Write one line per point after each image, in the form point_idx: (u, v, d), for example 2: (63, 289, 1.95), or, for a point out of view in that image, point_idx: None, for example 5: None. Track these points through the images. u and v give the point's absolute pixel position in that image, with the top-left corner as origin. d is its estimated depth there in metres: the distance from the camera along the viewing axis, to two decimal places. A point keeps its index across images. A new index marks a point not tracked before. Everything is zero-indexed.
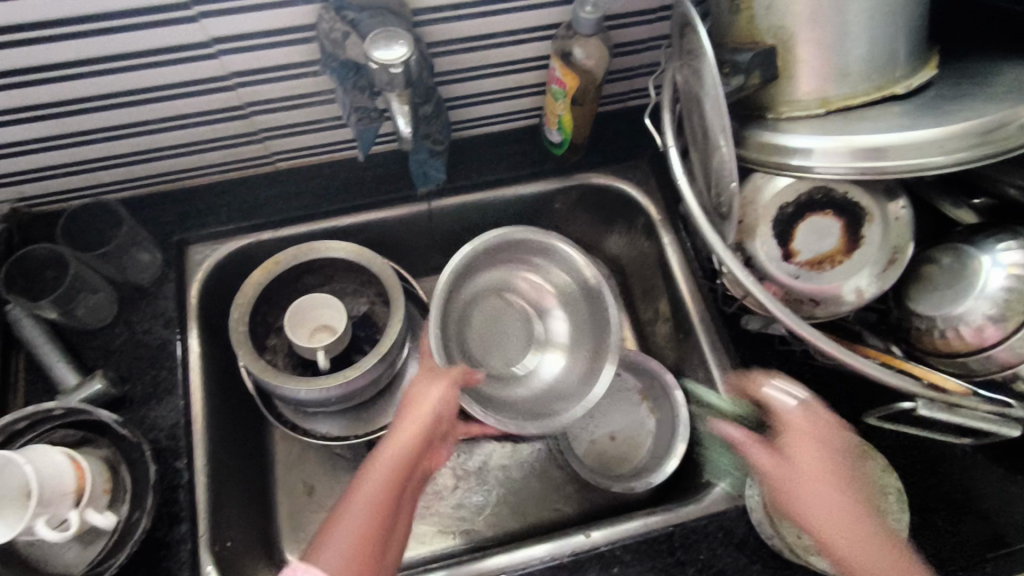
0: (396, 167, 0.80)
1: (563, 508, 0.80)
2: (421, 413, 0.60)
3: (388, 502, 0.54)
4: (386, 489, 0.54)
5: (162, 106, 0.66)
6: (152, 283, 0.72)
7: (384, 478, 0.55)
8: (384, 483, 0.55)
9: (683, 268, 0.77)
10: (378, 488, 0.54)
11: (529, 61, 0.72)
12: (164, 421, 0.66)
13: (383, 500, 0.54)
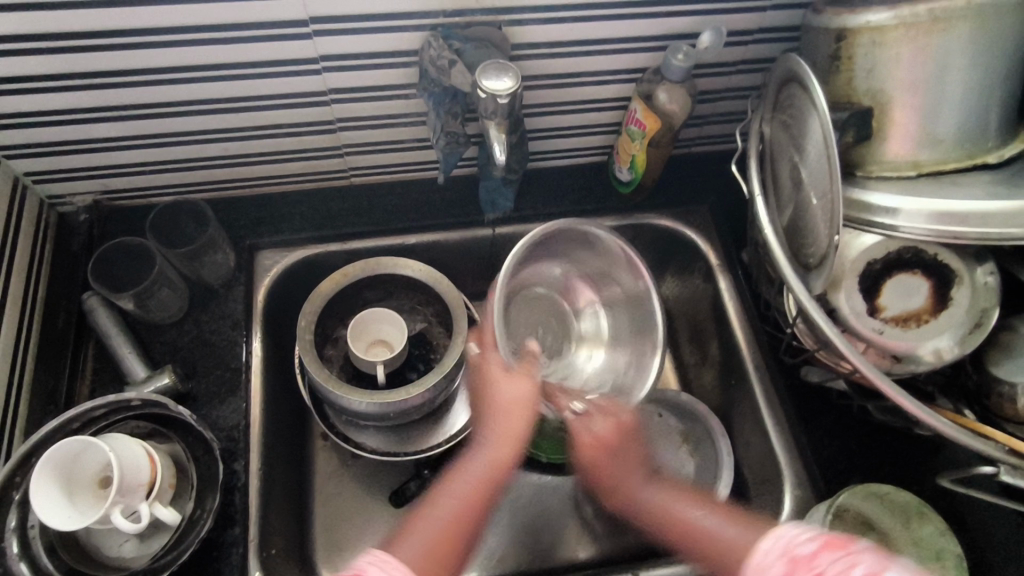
0: (466, 192, 0.82)
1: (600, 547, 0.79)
2: (512, 420, 0.59)
3: (472, 511, 0.55)
4: (475, 501, 0.56)
5: (256, 116, 0.68)
6: (222, 284, 0.74)
7: (472, 487, 0.56)
8: (472, 495, 0.56)
9: (739, 313, 0.77)
10: (464, 499, 0.55)
11: (609, 101, 0.74)
12: (226, 422, 0.67)
13: (468, 508, 0.55)
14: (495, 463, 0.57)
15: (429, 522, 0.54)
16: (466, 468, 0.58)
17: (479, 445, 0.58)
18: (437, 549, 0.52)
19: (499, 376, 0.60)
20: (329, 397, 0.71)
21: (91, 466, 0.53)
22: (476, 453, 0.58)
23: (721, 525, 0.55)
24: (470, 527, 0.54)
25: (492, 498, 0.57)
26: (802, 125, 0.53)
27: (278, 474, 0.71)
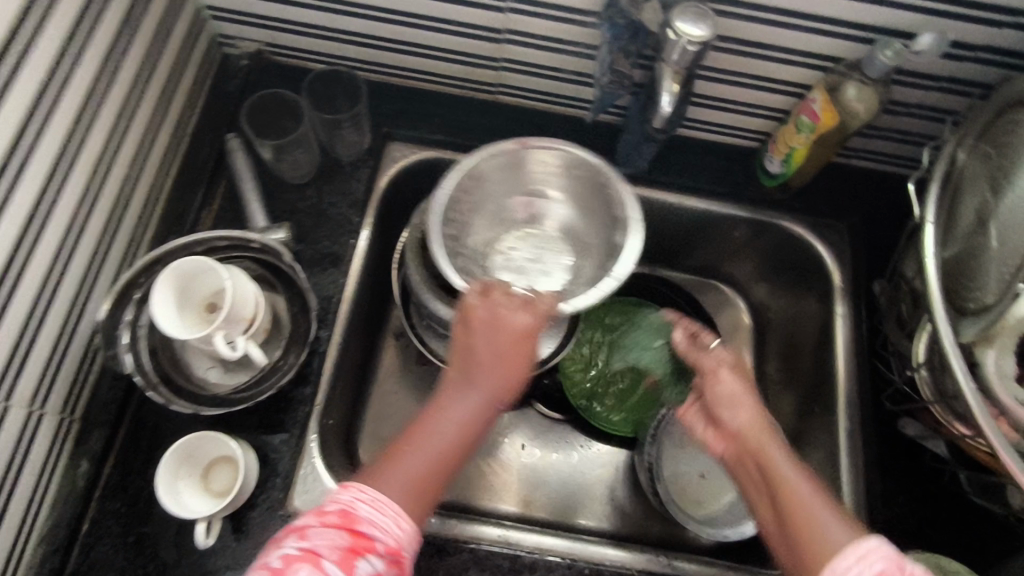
0: (603, 139, 0.79)
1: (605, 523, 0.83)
2: (494, 375, 0.56)
3: (454, 456, 0.53)
4: (455, 449, 0.53)
5: (433, 6, 0.67)
6: (351, 163, 0.75)
7: (458, 438, 0.53)
8: (450, 445, 0.53)
9: (846, 343, 0.72)
10: (451, 440, 0.53)
11: (786, 85, 0.69)
12: (322, 290, 0.69)
13: (442, 458, 0.52)
14: (474, 417, 0.55)
15: (421, 454, 0.52)
16: (449, 409, 0.55)
17: (487, 343, 0.57)
18: (413, 493, 0.49)
19: (511, 351, 0.57)
20: (416, 294, 0.72)
21: (206, 289, 0.56)
22: (458, 402, 0.55)
23: (784, 464, 0.52)
24: (444, 471, 0.52)
25: (464, 448, 0.54)
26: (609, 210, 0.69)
27: (352, 354, 0.73)
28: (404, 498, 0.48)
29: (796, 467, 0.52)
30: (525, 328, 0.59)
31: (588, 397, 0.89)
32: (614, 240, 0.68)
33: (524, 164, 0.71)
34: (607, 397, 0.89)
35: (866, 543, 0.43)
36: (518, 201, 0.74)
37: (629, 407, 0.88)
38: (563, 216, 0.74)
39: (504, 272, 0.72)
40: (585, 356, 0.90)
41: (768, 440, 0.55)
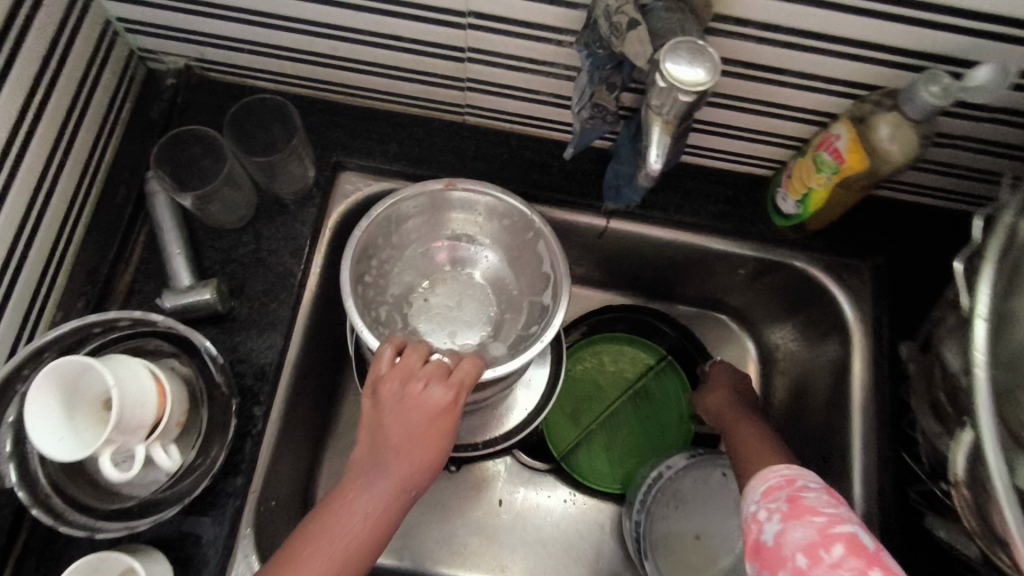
0: (589, 166, 0.68)
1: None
2: (401, 460, 0.47)
3: (362, 555, 0.46)
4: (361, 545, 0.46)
5: (379, 21, 0.56)
6: (295, 200, 0.65)
7: (365, 535, 0.46)
8: (352, 545, 0.45)
9: (865, 406, 0.64)
10: (354, 536, 0.45)
11: (805, 113, 0.57)
12: (257, 357, 0.60)
13: (349, 556, 0.45)
14: (383, 510, 0.46)
15: (320, 558, 0.44)
16: (352, 500, 0.46)
17: (397, 416, 0.47)
18: None
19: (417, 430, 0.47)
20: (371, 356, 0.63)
21: (97, 388, 0.47)
22: (365, 490, 0.46)
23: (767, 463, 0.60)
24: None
25: (375, 542, 0.46)
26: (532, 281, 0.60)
27: (300, 421, 0.64)
28: None
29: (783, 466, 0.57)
30: (444, 403, 0.48)
31: (578, 442, 0.82)
32: (542, 301, 0.61)
33: (448, 209, 0.61)
34: (598, 443, 0.82)
35: (774, 469, 0.56)
36: (439, 246, 0.64)
37: (622, 453, 0.82)
38: (490, 264, 0.64)
39: (424, 321, 0.62)
40: (573, 397, 0.83)
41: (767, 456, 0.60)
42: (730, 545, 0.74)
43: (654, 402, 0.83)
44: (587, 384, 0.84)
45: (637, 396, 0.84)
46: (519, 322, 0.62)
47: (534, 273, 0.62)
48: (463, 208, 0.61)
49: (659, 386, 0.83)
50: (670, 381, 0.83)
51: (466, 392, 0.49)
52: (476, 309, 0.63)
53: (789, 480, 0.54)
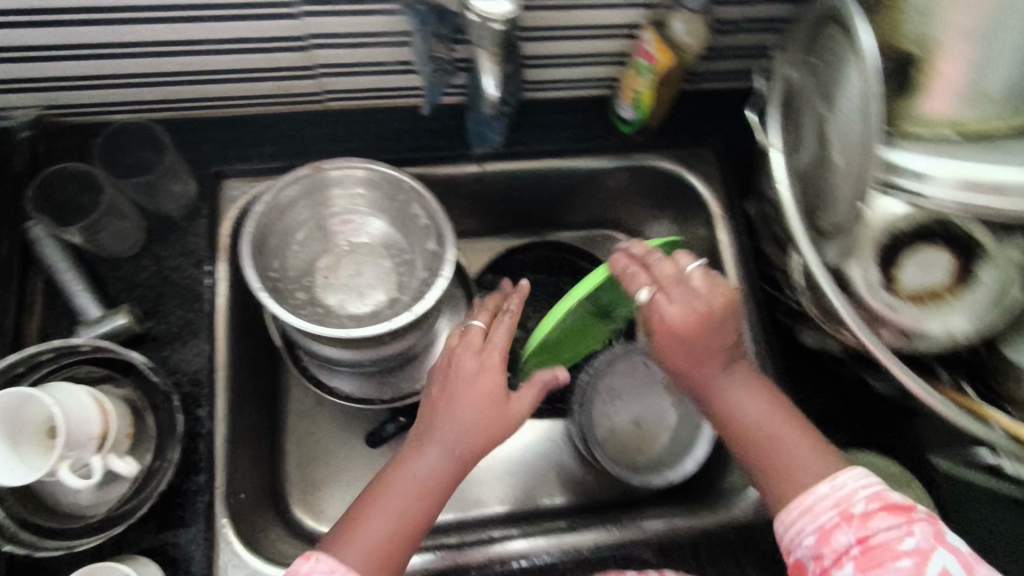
0: (453, 123, 0.74)
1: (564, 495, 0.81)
2: (486, 424, 0.53)
3: (429, 508, 0.52)
4: (424, 501, 0.52)
5: (218, 27, 0.59)
6: (184, 217, 0.67)
7: (419, 492, 0.52)
8: (410, 507, 0.51)
9: (736, 265, 0.72)
10: (406, 497, 0.51)
11: (617, 28, 0.66)
12: (188, 366, 0.63)
13: (409, 510, 0.51)
14: (450, 459, 0.53)
15: (376, 519, 0.50)
16: (407, 464, 0.53)
17: (460, 379, 0.54)
18: (388, 551, 0.50)
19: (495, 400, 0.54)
20: (300, 340, 0.67)
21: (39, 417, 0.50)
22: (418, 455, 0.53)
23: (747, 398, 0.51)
24: (415, 531, 0.51)
25: (438, 499, 0.53)
26: (420, 231, 0.67)
27: (247, 419, 0.67)
28: (379, 556, 0.49)
29: (759, 403, 0.51)
30: (474, 363, 0.55)
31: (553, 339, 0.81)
32: (429, 249, 0.67)
33: (327, 189, 0.66)
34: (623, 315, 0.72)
35: (853, 477, 0.46)
36: (332, 222, 0.69)
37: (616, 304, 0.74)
38: (380, 231, 0.70)
39: (333, 293, 0.68)
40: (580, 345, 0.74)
41: (717, 375, 0.51)
42: (664, 424, 0.83)
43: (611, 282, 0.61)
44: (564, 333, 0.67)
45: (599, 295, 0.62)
46: (415, 271, 0.69)
47: (415, 230, 0.68)
48: (335, 190, 0.66)
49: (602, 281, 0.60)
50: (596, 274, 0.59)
51: (502, 352, 0.56)
52: (376, 272, 0.70)
53: (846, 511, 0.44)
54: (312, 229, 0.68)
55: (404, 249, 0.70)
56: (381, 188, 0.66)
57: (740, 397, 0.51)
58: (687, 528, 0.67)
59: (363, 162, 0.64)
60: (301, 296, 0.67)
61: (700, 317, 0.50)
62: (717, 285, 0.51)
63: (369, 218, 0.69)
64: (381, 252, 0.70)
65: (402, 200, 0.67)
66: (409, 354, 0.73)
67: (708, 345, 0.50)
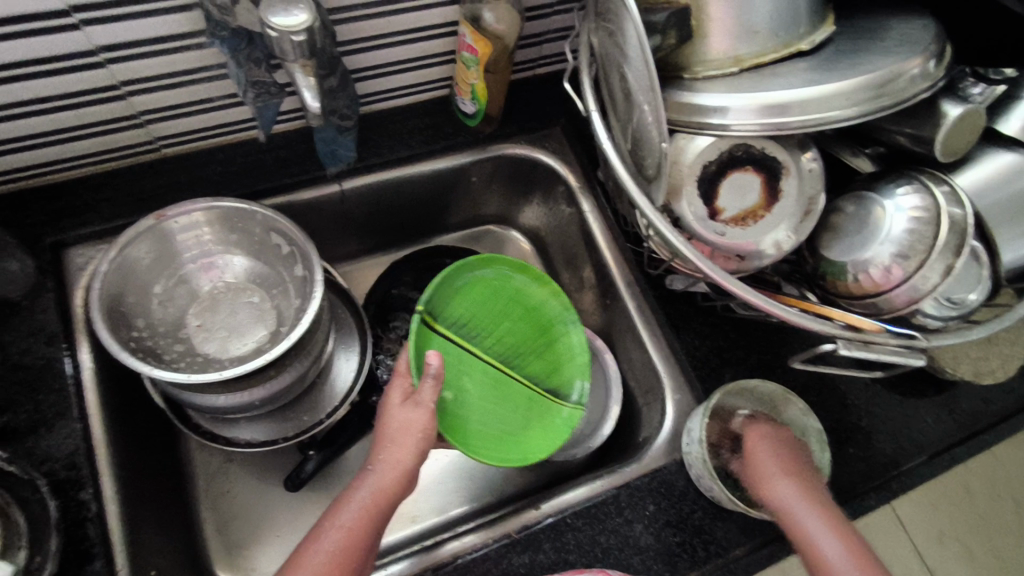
0: (301, 147, 0.73)
1: (498, 488, 0.79)
2: (400, 455, 0.57)
3: (362, 539, 0.54)
4: (359, 533, 0.54)
5: (16, 89, 0.56)
6: (26, 296, 0.63)
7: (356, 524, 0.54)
8: (356, 526, 0.54)
9: (602, 232, 0.77)
10: (343, 532, 0.54)
11: (437, 27, 0.68)
12: (60, 450, 0.58)
13: (352, 536, 0.54)
14: (389, 481, 0.57)
15: (321, 546, 0.52)
16: (353, 494, 0.56)
17: (394, 410, 0.59)
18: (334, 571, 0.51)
19: (412, 429, 0.58)
20: (182, 396, 0.64)
21: None
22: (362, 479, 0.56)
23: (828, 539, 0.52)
24: (349, 565, 0.52)
25: (371, 531, 0.55)
26: (286, 257, 0.67)
27: (142, 491, 0.63)
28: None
29: (812, 511, 0.54)
30: (404, 396, 0.60)
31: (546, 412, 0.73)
32: (299, 275, 0.66)
33: (177, 236, 0.64)
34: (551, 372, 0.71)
35: None
36: (194, 269, 0.67)
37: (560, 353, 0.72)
38: (244, 268, 0.68)
39: (210, 340, 0.65)
40: (532, 421, 0.68)
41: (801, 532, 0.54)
42: None
43: (461, 309, 0.68)
44: (474, 390, 0.66)
45: (466, 332, 0.68)
46: (290, 297, 0.67)
47: (280, 259, 0.67)
48: (186, 235, 0.64)
49: (454, 314, 0.67)
50: (440, 302, 0.66)
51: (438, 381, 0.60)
52: (250, 310, 0.68)
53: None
54: (175, 278, 0.66)
55: (275, 279, 0.68)
56: (235, 223, 0.65)
57: (806, 515, 0.54)
58: (605, 486, 0.65)
59: (205, 202, 0.62)
60: (174, 349, 0.64)
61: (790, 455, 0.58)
62: (775, 423, 0.62)
63: (230, 256, 0.68)
64: (252, 288, 0.68)
65: (261, 233, 0.66)
66: (304, 385, 0.71)
67: (799, 475, 0.56)
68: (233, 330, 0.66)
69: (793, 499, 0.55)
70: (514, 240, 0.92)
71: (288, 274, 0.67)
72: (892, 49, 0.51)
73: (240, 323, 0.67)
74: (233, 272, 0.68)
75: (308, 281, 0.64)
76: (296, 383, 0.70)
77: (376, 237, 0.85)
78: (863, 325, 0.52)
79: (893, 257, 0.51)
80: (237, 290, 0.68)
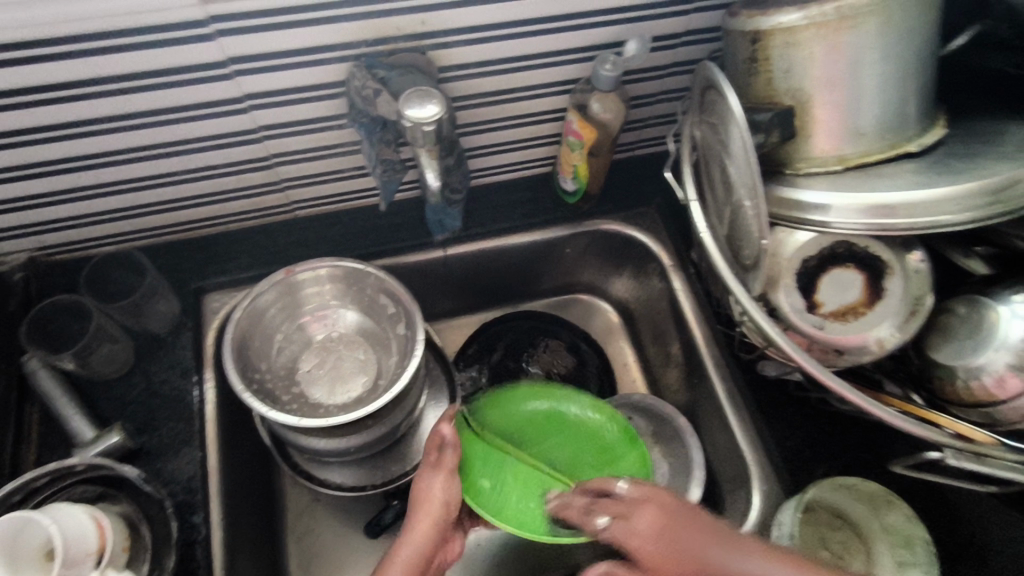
0: (413, 215, 0.80)
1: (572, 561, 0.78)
2: (432, 515, 0.58)
3: None
4: None
5: (189, 158, 0.66)
6: (169, 332, 0.72)
7: None
8: None
9: (695, 312, 0.77)
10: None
11: (546, 113, 0.74)
12: (182, 474, 0.64)
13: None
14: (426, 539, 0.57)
15: None
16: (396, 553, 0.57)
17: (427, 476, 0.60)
18: None
19: (437, 482, 0.59)
20: (289, 436, 0.70)
21: (37, 538, 0.51)
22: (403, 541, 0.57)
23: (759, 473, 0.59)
24: None
25: None
26: (392, 316, 0.72)
27: (243, 522, 0.69)
28: None
29: (730, 453, 0.61)
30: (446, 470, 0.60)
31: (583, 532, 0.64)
32: (402, 333, 0.71)
33: (299, 289, 0.71)
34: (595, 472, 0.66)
35: None
36: (311, 320, 0.74)
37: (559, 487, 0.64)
38: (354, 321, 0.74)
39: (318, 386, 0.71)
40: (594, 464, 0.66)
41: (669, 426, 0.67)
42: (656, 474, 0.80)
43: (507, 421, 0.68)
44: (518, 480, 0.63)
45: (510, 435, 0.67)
46: (391, 354, 0.72)
47: (386, 316, 0.73)
48: (308, 289, 0.72)
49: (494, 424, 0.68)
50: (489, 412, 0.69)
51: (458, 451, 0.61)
52: (356, 361, 0.73)
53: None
54: (293, 326, 0.73)
55: (379, 334, 0.74)
56: (352, 280, 0.71)
57: (739, 560, 0.48)
58: None
59: (328, 260, 0.69)
60: (286, 392, 0.70)
61: (654, 405, 0.69)
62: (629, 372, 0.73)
63: (343, 309, 0.74)
64: (359, 342, 0.74)
65: (372, 292, 0.72)
66: (395, 437, 0.75)
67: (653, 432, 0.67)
68: (339, 378, 0.72)
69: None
70: (602, 311, 0.94)
71: (392, 331, 0.73)
72: (1010, 155, 0.50)
73: (345, 373, 0.72)
74: (343, 324, 0.75)
75: (409, 342, 0.69)
76: (389, 435, 0.74)
77: (471, 299, 0.90)
78: (975, 435, 0.50)
79: (1008, 365, 0.49)
80: (345, 342, 0.74)
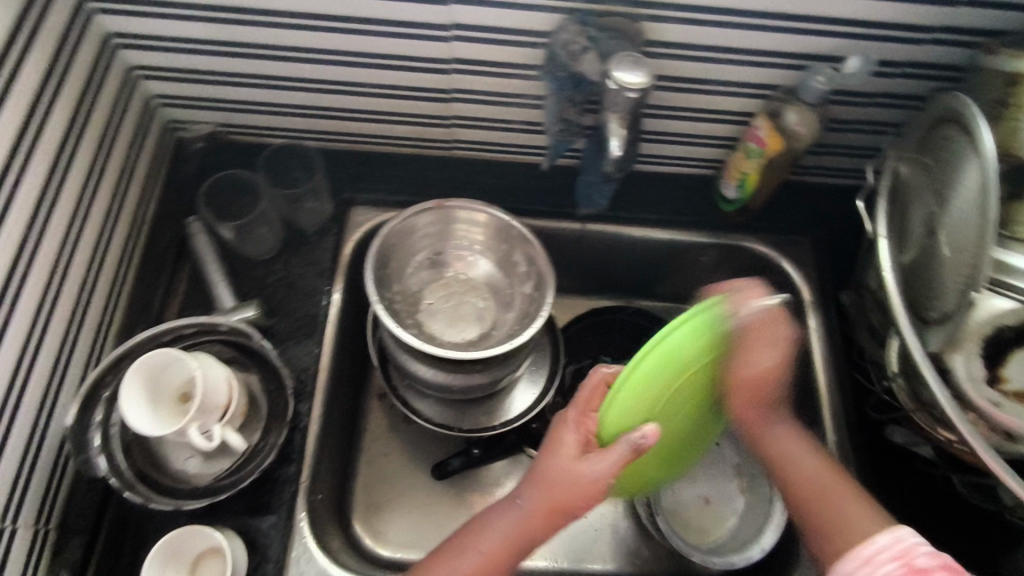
0: (563, 183, 0.80)
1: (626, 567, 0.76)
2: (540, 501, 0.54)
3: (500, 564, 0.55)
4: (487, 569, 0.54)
5: (380, 74, 0.69)
6: (315, 232, 0.75)
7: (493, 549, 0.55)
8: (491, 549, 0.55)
9: (824, 353, 0.72)
10: (480, 559, 0.54)
11: (731, 114, 0.71)
12: (298, 363, 0.68)
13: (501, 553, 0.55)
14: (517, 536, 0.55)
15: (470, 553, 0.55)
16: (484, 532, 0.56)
17: (555, 456, 0.55)
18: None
19: (564, 461, 0.54)
20: (401, 359, 0.72)
21: (177, 380, 0.56)
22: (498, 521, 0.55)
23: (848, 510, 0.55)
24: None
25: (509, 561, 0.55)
26: (523, 276, 0.72)
27: (335, 426, 0.71)
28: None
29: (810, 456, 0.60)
30: (578, 450, 0.55)
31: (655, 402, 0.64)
32: (526, 292, 0.72)
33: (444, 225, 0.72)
34: None
35: None
36: (443, 257, 0.75)
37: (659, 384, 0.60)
38: (484, 270, 0.75)
39: (436, 319, 0.73)
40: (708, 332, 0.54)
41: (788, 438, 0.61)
42: (730, 508, 0.76)
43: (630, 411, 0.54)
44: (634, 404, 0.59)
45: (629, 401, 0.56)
46: (511, 311, 0.73)
47: (515, 274, 0.73)
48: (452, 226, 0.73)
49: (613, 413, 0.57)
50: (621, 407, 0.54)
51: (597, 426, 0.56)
52: (476, 307, 0.74)
53: (903, 553, 0.48)
54: (426, 258, 0.74)
55: (504, 289, 0.74)
56: (495, 228, 0.72)
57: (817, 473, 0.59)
58: None
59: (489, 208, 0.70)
60: (406, 317, 0.72)
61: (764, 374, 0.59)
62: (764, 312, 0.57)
63: (478, 256, 0.75)
64: (483, 292, 0.75)
65: (511, 245, 0.72)
66: (492, 391, 0.76)
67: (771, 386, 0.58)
68: (457, 319, 0.74)
69: (796, 448, 0.61)
70: None
71: (520, 290, 0.73)
72: None
73: (463, 316, 0.74)
74: (473, 270, 0.75)
75: (536, 303, 0.70)
76: (490, 387, 0.75)
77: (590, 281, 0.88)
78: None
79: None
80: (469, 287, 0.75)
